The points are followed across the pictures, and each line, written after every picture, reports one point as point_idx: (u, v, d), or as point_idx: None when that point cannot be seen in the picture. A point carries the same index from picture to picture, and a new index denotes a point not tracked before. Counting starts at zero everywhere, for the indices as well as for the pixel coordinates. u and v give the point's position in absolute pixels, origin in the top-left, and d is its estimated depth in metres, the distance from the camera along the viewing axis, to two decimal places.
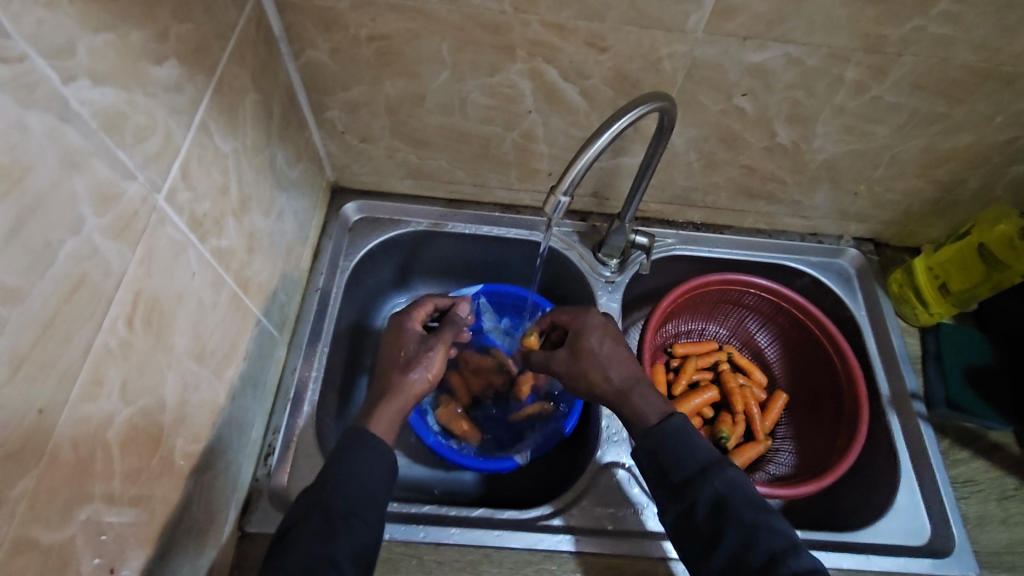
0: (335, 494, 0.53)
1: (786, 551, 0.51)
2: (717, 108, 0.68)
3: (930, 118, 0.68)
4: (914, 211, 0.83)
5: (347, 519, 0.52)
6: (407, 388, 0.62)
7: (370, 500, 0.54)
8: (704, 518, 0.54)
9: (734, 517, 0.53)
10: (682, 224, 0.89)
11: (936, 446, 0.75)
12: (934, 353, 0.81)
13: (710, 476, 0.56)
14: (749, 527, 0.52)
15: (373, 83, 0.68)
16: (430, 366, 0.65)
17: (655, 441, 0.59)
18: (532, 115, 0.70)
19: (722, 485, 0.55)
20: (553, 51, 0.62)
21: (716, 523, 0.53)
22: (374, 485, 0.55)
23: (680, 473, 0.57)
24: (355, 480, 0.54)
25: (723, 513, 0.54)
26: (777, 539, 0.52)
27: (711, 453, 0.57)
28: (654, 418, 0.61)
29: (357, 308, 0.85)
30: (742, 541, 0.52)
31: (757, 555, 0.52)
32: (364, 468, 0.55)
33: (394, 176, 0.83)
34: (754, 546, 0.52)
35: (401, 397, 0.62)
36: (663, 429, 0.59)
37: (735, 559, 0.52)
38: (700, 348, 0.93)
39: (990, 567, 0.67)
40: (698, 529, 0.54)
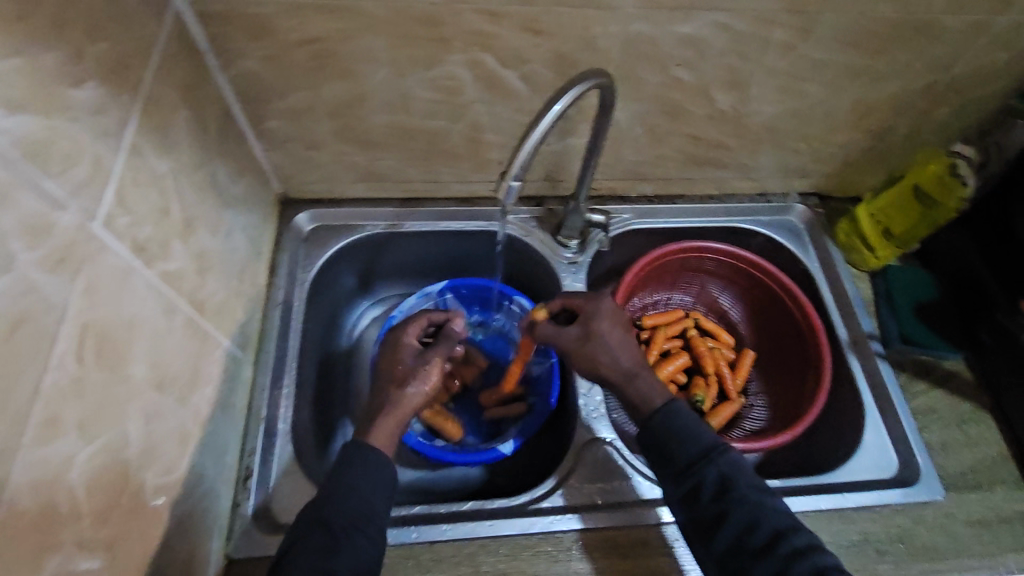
0: (338, 509, 0.52)
1: (787, 529, 0.54)
2: (656, 80, 0.69)
3: (856, 70, 0.70)
4: (852, 162, 0.87)
5: (348, 534, 0.51)
6: (403, 403, 0.63)
7: (370, 511, 0.54)
8: (709, 500, 0.56)
9: (739, 497, 0.55)
10: (636, 199, 0.91)
11: (896, 381, 0.78)
12: (885, 294, 0.85)
13: (715, 457, 0.58)
14: (751, 506, 0.55)
15: (310, 88, 0.66)
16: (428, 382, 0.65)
17: (664, 422, 0.61)
18: (476, 105, 0.70)
19: (725, 467, 0.57)
20: (489, 38, 0.62)
21: (720, 503, 0.55)
22: (374, 494, 0.55)
23: (685, 456, 0.58)
24: (354, 498, 0.54)
25: (727, 493, 0.55)
26: (779, 519, 0.54)
27: (709, 438, 0.59)
28: (655, 402, 0.63)
29: (322, 320, 0.83)
30: (747, 519, 0.54)
31: (761, 534, 0.53)
32: (368, 482, 0.55)
33: (344, 181, 0.82)
34: (757, 524, 0.54)
35: (400, 412, 0.62)
36: (665, 412, 0.61)
37: (739, 538, 0.54)
38: (668, 317, 0.95)
39: (957, 488, 0.71)
40: (702, 509, 0.56)
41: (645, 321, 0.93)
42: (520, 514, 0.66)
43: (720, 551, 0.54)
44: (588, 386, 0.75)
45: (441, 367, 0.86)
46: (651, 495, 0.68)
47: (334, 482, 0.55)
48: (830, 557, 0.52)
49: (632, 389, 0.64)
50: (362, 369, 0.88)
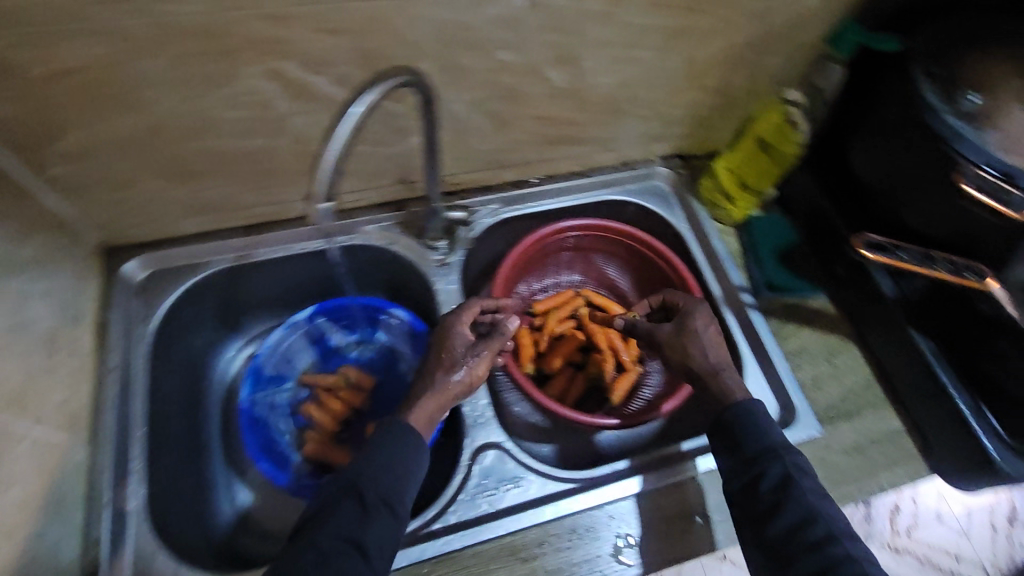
0: (371, 487, 0.57)
1: (840, 531, 0.55)
2: (483, 67, 0.66)
3: (681, 32, 0.70)
4: (703, 120, 0.88)
5: (380, 508, 0.56)
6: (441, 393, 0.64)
7: (399, 491, 0.58)
8: (767, 491, 0.58)
9: (798, 496, 0.57)
10: (501, 187, 0.88)
11: (767, 327, 0.82)
12: (750, 245, 0.88)
13: (782, 454, 0.60)
14: (805, 505, 0.56)
15: (93, 124, 0.58)
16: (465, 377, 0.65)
17: (734, 420, 0.62)
18: (295, 118, 0.64)
19: (791, 466, 0.59)
20: (281, 44, 0.56)
21: (777, 496, 0.57)
22: (395, 478, 0.58)
23: (753, 448, 0.60)
24: (384, 477, 0.58)
25: (787, 488, 0.58)
26: (836, 522, 0.56)
27: (781, 438, 0.61)
28: (738, 394, 0.63)
29: (179, 373, 0.75)
30: (799, 517, 0.56)
31: (812, 532, 0.55)
32: (391, 464, 0.59)
33: (173, 217, 0.73)
34: (812, 522, 0.56)
35: (441, 397, 0.64)
36: (740, 409, 0.62)
37: (790, 533, 0.56)
38: (557, 300, 0.93)
39: (830, 420, 0.75)
40: (759, 500, 0.58)
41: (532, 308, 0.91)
42: (410, 542, 0.64)
43: (768, 539, 0.57)
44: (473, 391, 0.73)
45: (324, 396, 0.80)
46: (546, 492, 0.68)
47: (367, 457, 0.59)
48: (876, 569, 0.53)
49: (717, 384, 0.64)
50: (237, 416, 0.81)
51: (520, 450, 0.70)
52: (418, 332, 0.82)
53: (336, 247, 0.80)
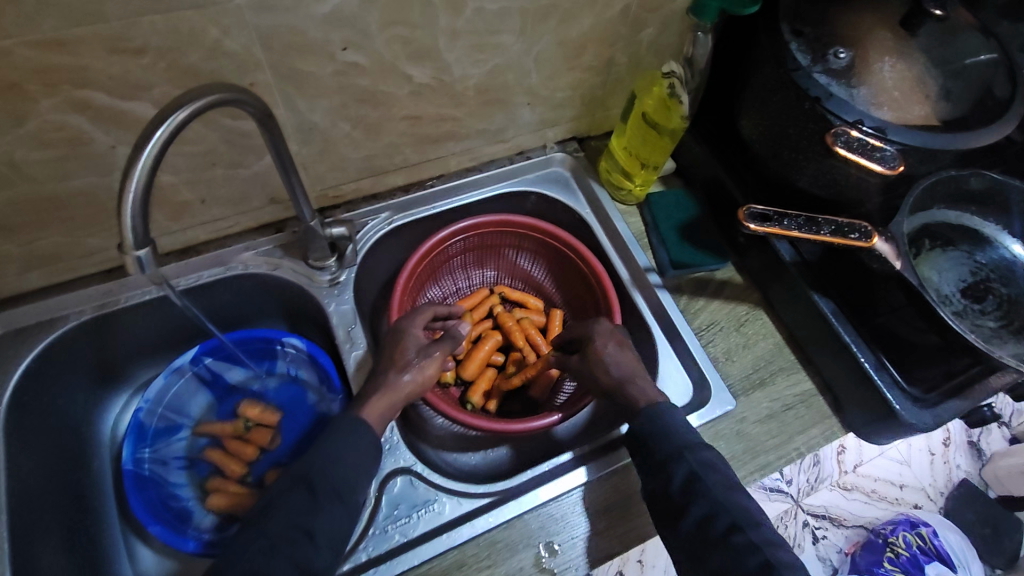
0: (326, 479, 0.56)
1: (744, 523, 0.55)
2: (329, 71, 0.60)
3: (541, 13, 0.66)
4: (590, 100, 0.85)
5: (333, 499, 0.56)
6: (396, 389, 0.63)
7: (356, 479, 0.58)
8: (677, 491, 0.58)
9: (705, 493, 0.57)
10: (390, 193, 0.83)
11: (677, 306, 0.80)
12: (653, 222, 0.85)
13: (688, 454, 0.59)
14: (712, 499, 0.57)
15: None
16: (417, 376, 0.65)
17: (646, 423, 0.62)
18: (121, 149, 0.57)
19: (697, 465, 0.59)
20: (77, 71, 0.49)
21: (686, 495, 0.57)
22: (349, 468, 0.58)
23: (662, 450, 0.60)
24: (337, 468, 0.57)
25: (696, 488, 0.58)
26: (742, 514, 0.56)
27: (692, 436, 0.61)
28: (645, 402, 0.65)
29: (48, 443, 0.68)
30: (705, 512, 0.56)
31: (717, 526, 0.56)
32: (344, 456, 0.58)
33: (11, 273, 0.66)
34: (716, 515, 0.56)
35: (395, 395, 0.63)
36: (653, 411, 0.63)
37: (699, 528, 0.56)
38: (471, 301, 0.90)
39: (745, 392, 0.75)
40: (670, 499, 0.58)
41: None
42: None
43: (680, 535, 0.57)
44: None
45: (230, 442, 0.75)
46: (461, 511, 0.64)
47: (323, 449, 0.58)
48: (783, 552, 0.54)
49: (626, 397, 0.66)
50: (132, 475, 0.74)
51: (432, 471, 0.66)
52: (317, 359, 0.76)
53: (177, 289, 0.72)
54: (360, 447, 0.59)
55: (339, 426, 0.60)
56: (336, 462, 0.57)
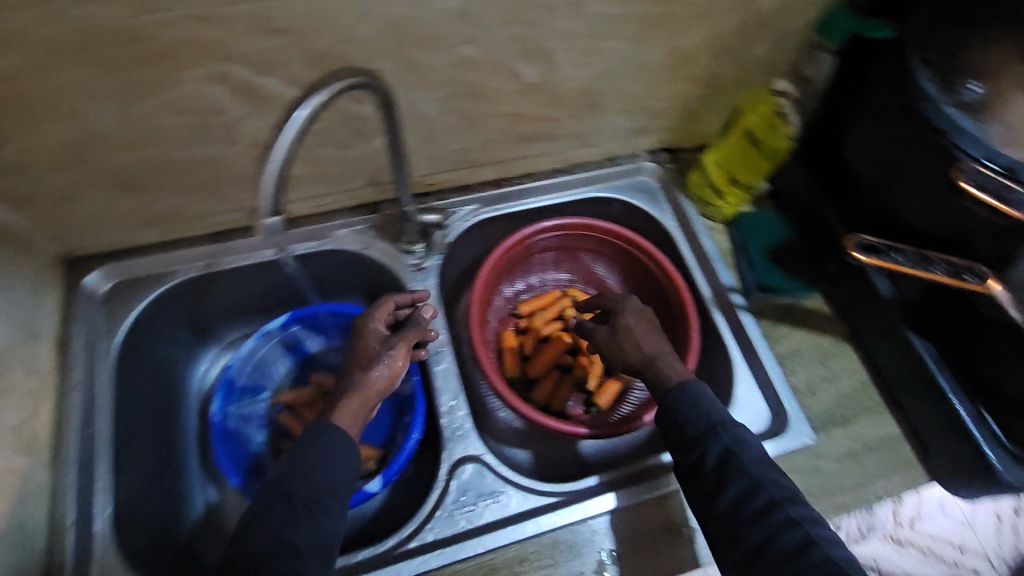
0: (303, 486, 0.51)
1: (784, 498, 0.53)
2: (445, 63, 0.61)
3: (659, 21, 0.65)
4: (689, 111, 0.83)
5: (309, 509, 0.51)
6: (366, 385, 0.58)
7: (330, 489, 0.52)
8: (711, 470, 0.56)
9: (741, 468, 0.55)
10: (479, 186, 0.84)
11: (758, 329, 0.78)
12: (741, 243, 0.84)
13: (721, 430, 0.57)
14: (749, 474, 0.54)
15: (29, 136, 0.54)
16: (384, 372, 0.60)
17: (675, 403, 0.60)
18: (247, 122, 0.60)
19: (730, 440, 0.56)
20: (221, 45, 0.52)
21: (720, 473, 0.55)
22: (333, 471, 0.53)
23: (693, 428, 0.58)
24: (319, 472, 0.53)
25: (730, 465, 0.55)
26: (778, 487, 0.54)
27: (721, 412, 0.59)
28: (675, 378, 0.62)
29: (146, 386, 0.72)
30: (743, 489, 0.54)
31: (756, 503, 0.53)
32: (330, 459, 0.54)
33: (132, 227, 0.70)
34: (756, 492, 0.54)
35: (363, 396, 0.58)
36: (680, 391, 0.60)
37: (733, 507, 0.54)
38: (543, 301, 0.91)
39: (825, 427, 0.72)
40: (704, 478, 0.56)
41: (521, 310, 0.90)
42: (385, 563, 0.61)
43: (718, 516, 0.54)
44: (452, 401, 0.70)
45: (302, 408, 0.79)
46: (526, 506, 0.65)
47: (299, 455, 0.54)
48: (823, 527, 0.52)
49: (653, 372, 0.63)
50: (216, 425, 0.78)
51: (500, 462, 0.67)
52: None
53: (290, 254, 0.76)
54: (340, 447, 0.55)
55: (312, 431, 0.55)
56: (317, 465, 0.53)
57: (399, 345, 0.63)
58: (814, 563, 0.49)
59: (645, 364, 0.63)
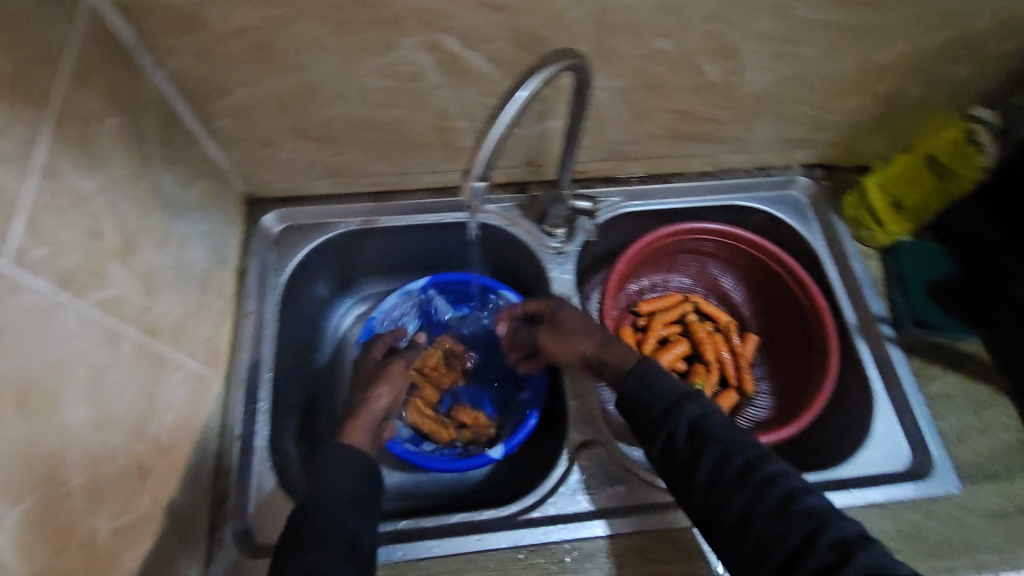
0: (319, 503, 0.54)
1: (757, 458, 0.52)
2: (637, 53, 0.62)
3: (861, 31, 0.63)
4: (858, 129, 0.80)
5: (337, 522, 0.53)
6: (371, 405, 0.68)
7: (353, 499, 0.56)
8: (683, 445, 0.54)
9: (713, 436, 0.54)
10: (626, 179, 0.84)
11: (906, 366, 0.74)
12: (897, 273, 0.79)
13: (685, 405, 0.56)
14: (722, 440, 0.54)
15: (257, 83, 0.60)
16: (385, 397, 0.70)
17: (632, 388, 0.59)
18: (441, 91, 0.64)
19: (695, 414, 0.56)
20: (443, 16, 0.55)
21: (694, 446, 0.54)
22: (347, 485, 0.57)
23: (659, 405, 0.57)
24: (338, 487, 0.56)
25: (699, 436, 0.54)
26: (749, 449, 0.53)
27: (683, 389, 0.58)
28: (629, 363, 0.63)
29: (297, 324, 0.78)
30: (716, 458, 0.53)
31: (732, 467, 0.52)
32: (336, 477, 0.57)
33: (310, 177, 0.76)
34: (731, 457, 0.53)
35: (369, 414, 0.67)
36: (636, 373, 0.60)
37: (712, 476, 0.52)
38: (665, 302, 0.89)
39: (974, 480, 0.67)
40: (677, 455, 0.54)
41: (641, 308, 0.89)
42: (509, 526, 0.64)
43: (699, 488, 0.53)
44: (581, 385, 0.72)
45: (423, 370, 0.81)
46: (650, 499, 0.64)
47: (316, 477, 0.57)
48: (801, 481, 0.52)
49: (609, 356, 0.64)
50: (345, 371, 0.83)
51: (627, 451, 0.67)
52: None
53: (477, 220, 0.80)
54: (355, 469, 0.59)
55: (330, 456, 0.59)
56: (341, 482, 0.57)
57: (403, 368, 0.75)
58: (800, 515, 0.48)
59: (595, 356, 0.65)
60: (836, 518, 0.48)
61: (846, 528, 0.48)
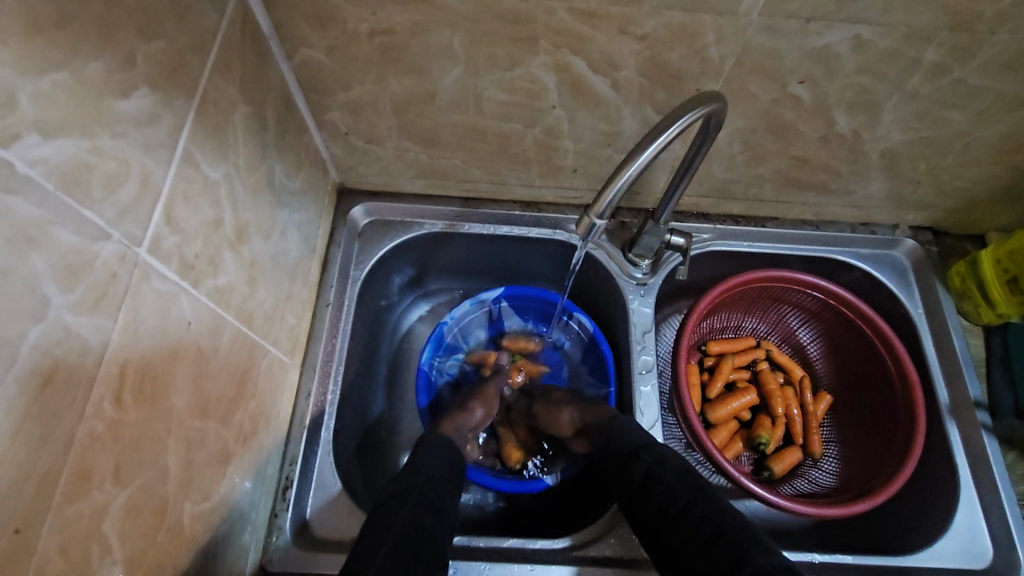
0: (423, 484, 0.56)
1: (700, 495, 0.54)
2: (770, 97, 0.59)
3: (1017, 101, 0.58)
4: (981, 199, 0.75)
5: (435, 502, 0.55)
6: (464, 414, 0.71)
7: (447, 487, 0.58)
8: (638, 485, 0.58)
9: (660, 478, 0.56)
10: (719, 218, 0.81)
11: (1001, 459, 0.69)
12: (1001, 355, 0.74)
13: (642, 452, 0.59)
14: (668, 482, 0.56)
15: (378, 83, 0.60)
16: (480, 413, 0.73)
17: (604, 441, 0.64)
18: (557, 111, 0.62)
19: (650, 459, 0.58)
20: (581, 40, 0.54)
21: (645, 485, 0.57)
22: (442, 475, 0.59)
23: (627, 446, 0.61)
24: (440, 482, 0.58)
25: (651, 478, 0.57)
26: (692, 488, 0.55)
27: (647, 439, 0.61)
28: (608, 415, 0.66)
29: (371, 320, 0.78)
30: (663, 497, 0.55)
31: (674, 503, 0.54)
32: (438, 466, 0.59)
33: (405, 176, 0.75)
34: (674, 496, 0.55)
35: (462, 419, 0.70)
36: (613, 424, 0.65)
37: (660, 514, 0.55)
38: (736, 346, 0.85)
39: None
40: (632, 492, 0.58)
41: (711, 348, 0.84)
42: (561, 560, 0.62)
43: (648, 521, 0.56)
44: (650, 424, 0.70)
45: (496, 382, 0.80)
46: None
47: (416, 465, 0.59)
48: (739, 519, 0.52)
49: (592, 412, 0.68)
50: (407, 371, 0.82)
51: None
52: (597, 344, 0.79)
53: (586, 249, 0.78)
54: (450, 470, 0.60)
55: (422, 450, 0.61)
56: (442, 476, 0.58)
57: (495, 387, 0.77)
58: (727, 547, 0.50)
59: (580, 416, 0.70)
60: (755, 551, 0.49)
61: (772, 559, 0.48)
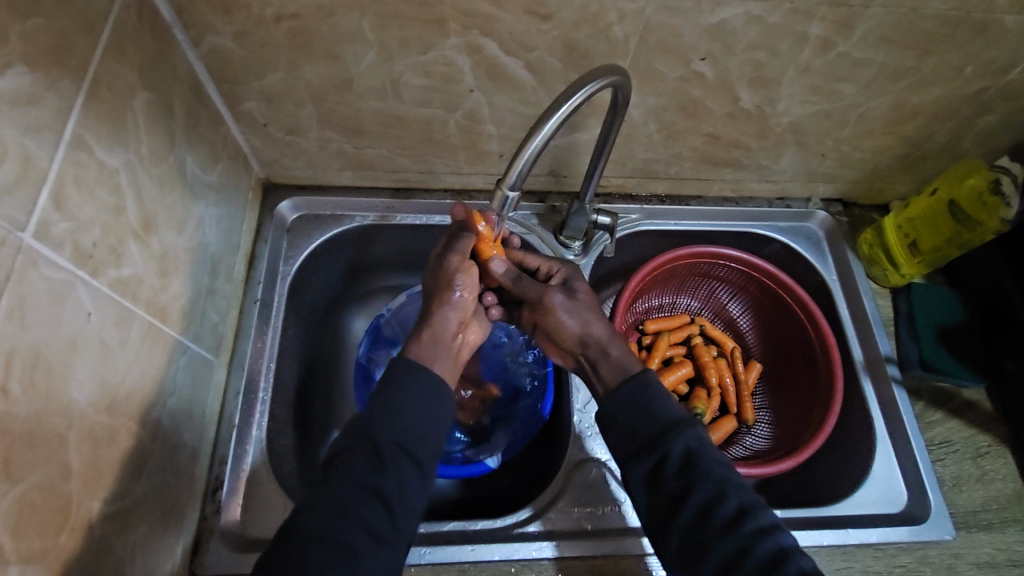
0: (422, 448, 0.52)
1: (751, 505, 0.53)
2: (676, 75, 0.62)
3: (899, 72, 0.63)
4: (882, 169, 0.80)
5: (393, 457, 0.51)
6: (437, 329, 0.59)
7: (418, 438, 0.52)
8: (674, 474, 0.54)
9: (705, 472, 0.54)
10: (645, 198, 0.84)
11: (910, 408, 0.74)
12: (907, 313, 0.79)
13: (682, 430, 0.56)
14: (717, 479, 0.53)
15: (291, 70, 0.59)
16: (453, 316, 0.59)
17: (630, 393, 0.58)
18: (475, 94, 0.63)
19: (693, 440, 0.55)
20: (490, 21, 0.55)
21: (686, 479, 0.54)
22: (417, 423, 0.53)
23: (652, 429, 0.56)
24: (400, 425, 0.52)
25: (693, 467, 0.54)
26: (744, 494, 0.53)
27: (681, 411, 0.57)
28: (636, 367, 0.61)
29: (307, 316, 0.76)
30: (712, 495, 0.53)
31: (724, 509, 0.52)
32: (413, 411, 0.53)
33: (331, 168, 0.74)
34: (724, 498, 0.53)
35: (438, 336, 0.58)
36: (642, 381, 0.59)
37: (702, 515, 0.52)
38: (671, 323, 0.87)
39: (967, 528, 0.68)
40: (667, 484, 0.54)
41: (648, 326, 0.86)
42: (503, 539, 0.62)
43: (685, 525, 0.53)
44: (585, 401, 0.71)
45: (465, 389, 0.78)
46: None
47: (381, 401, 0.53)
48: (791, 534, 0.52)
49: (607, 366, 0.62)
50: (347, 366, 0.81)
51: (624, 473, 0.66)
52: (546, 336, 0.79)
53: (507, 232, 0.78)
54: (422, 400, 0.53)
55: (393, 377, 0.54)
56: (403, 419, 0.52)
57: (459, 265, 0.59)
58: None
59: (594, 345, 0.62)
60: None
61: None
